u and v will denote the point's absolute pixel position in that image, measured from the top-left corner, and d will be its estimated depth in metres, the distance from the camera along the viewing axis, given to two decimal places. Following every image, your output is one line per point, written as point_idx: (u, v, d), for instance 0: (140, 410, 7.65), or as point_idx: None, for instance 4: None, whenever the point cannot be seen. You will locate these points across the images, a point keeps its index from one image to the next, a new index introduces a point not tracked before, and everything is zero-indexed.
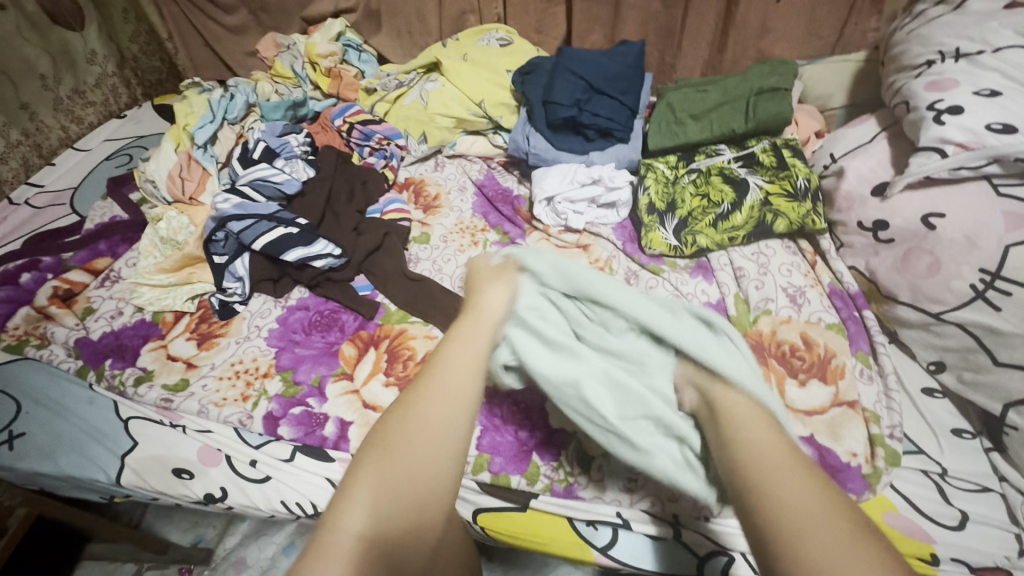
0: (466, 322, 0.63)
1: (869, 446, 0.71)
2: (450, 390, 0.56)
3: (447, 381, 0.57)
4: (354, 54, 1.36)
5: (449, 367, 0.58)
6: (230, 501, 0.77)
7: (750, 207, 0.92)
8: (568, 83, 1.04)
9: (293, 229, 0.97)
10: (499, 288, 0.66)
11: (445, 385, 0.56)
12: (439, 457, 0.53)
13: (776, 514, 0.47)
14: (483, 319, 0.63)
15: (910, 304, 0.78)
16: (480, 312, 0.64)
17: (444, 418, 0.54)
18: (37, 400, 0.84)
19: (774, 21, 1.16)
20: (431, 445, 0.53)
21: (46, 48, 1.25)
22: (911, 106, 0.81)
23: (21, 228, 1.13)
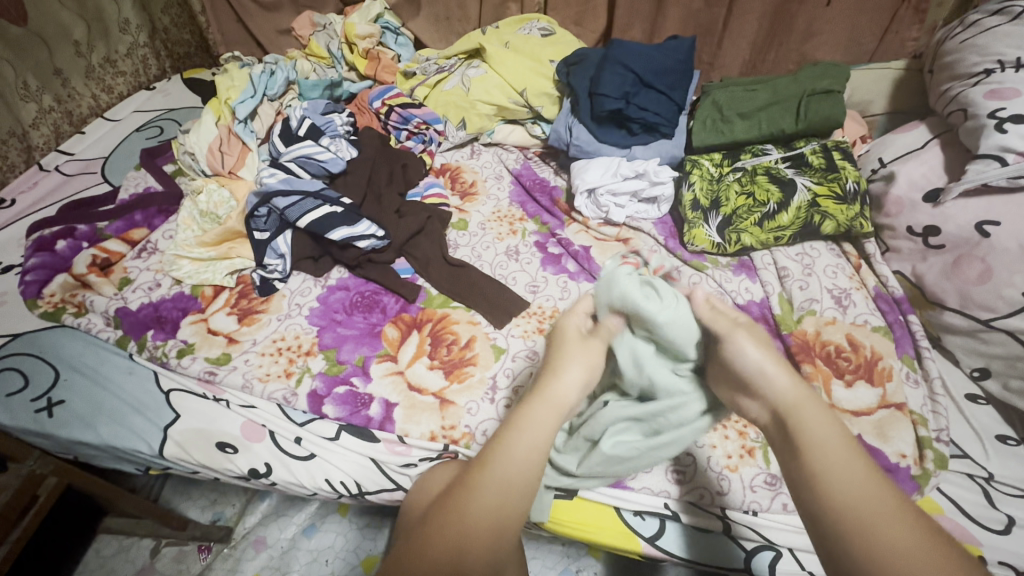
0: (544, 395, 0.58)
1: (917, 448, 0.72)
2: (524, 462, 0.52)
3: (525, 452, 0.53)
4: (391, 37, 1.33)
5: (533, 434, 0.54)
6: (273, 478, 0.76)
7: (797, 208, 0.92)
8: (618, 75, 1.03)
9: (337, 209, 0.97)
10: (574, 364, 0.60)
11: (518, 454, 0.53)
12: (493, 525, 0.50)
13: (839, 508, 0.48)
14: (562, 394, 0.58)
15: (958, 310, 0.79)
16: (550, 394, 0.57)
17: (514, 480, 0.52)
18: (76, 369, 0.83)
19: (819, 25, 1.14)
20: (499, 499, 0.51)
21: (82, 15, 1.23)
22: (969, 113, 0.82)
23: (52, 195, 1.11)
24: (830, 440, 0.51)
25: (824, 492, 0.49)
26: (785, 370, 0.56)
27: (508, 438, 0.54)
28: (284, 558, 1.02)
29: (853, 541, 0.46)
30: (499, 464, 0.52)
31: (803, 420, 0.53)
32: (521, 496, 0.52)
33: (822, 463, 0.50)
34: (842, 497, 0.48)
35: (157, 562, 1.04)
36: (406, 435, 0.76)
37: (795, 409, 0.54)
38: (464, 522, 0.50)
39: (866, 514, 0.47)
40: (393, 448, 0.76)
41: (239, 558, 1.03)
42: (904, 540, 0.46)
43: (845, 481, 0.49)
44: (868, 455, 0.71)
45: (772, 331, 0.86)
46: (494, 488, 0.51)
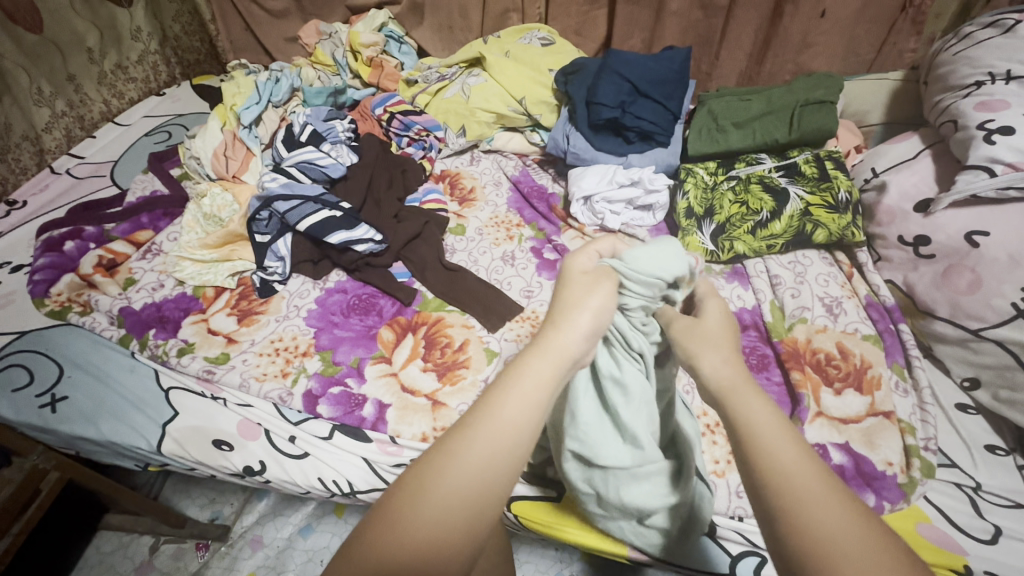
0: (530, 356, 0.46)
1: (904, 456, 0.72)
2: (520, 423, 0.42)
3: (518, 416, 0.42)
4: (395, 46, 1.37)
5: (524, 391, 0.44)
6: (268, 475, 0.78)
7: (790, 216, 0.93)
8: (614, 84, 1.05)
9: (336, 213, 0.99)
10: (588, 308, 0.49)
11: (516, 410, 0.42)
12: (491, 472, 0.40)
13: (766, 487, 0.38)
14: (568, 341, 0.48)
15: (948, 320, 0.79)
16: (550, 348, 0.47)
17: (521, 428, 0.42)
18: (80, 366, 0.85)
19: (816, 35, 1.15)
20: (487, 466, 0.40)
21: (95, 22, 1.26)
22: (959, 124, 0.83)
23: (62, 197, 1.14)
24: (772, 428, 0.40)
25: (756, 465, 0.39)
26: (727, 352, 0.48)
27: (498, 395, 0.43)
28: (280, 557, 1.04)
29: (776, 515, 0.36)
30: (481, 423, 0.42)
31: (734, 397, 0.44)
32: (515, 450, 0.41)
33: (758, 439, 0.40)
34: (780, 483, 0.37)
35: (155, 559, 1.06)
36: (398, 436, 0.77)
37: (728, 389, 0.45)
38: (419, 509, 0.38)
39: (803, 495, 0.36)
40: (385, 448, 0.77)
41: (236, 557, 1.04)
42: (836, 524, 0.34)
43: (780, 456, 0.38)
44: (854, 462, 0.72)
45: (763, 339, 0.87)
46: (485, 440, 0.41)
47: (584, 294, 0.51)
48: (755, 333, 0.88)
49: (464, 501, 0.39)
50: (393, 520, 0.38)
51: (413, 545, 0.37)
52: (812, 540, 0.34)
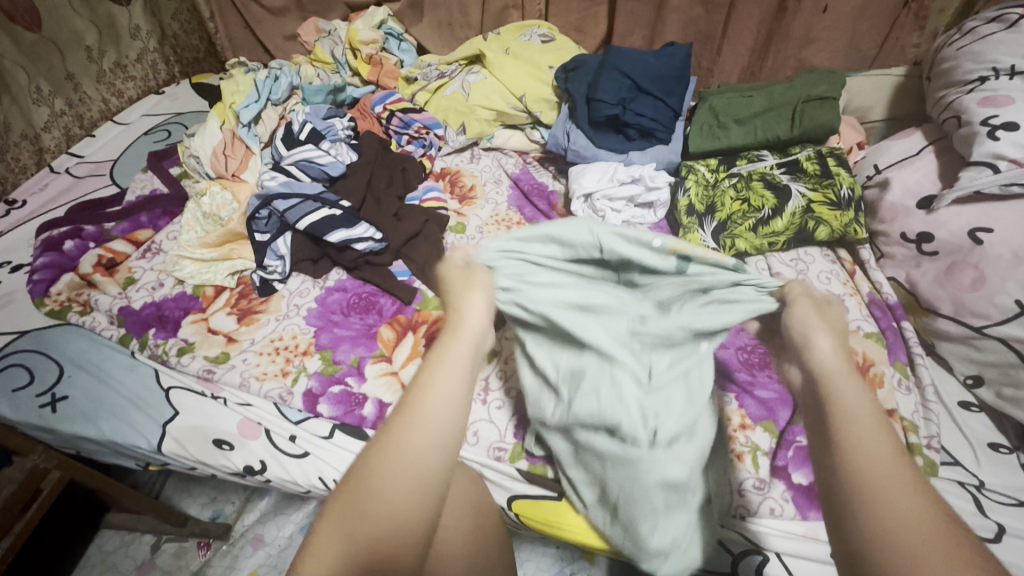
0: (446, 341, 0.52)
1: (907, 454, 0.72)
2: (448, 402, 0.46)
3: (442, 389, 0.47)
4: (394, 43, 1.36)
5: (445, 372, 0.48)
6: (268, 475, 0.78)
7: (792, 213, 0.92)
8: (614, 81, 1.05)
9: (336, 211, 0.99)
10: (479, 292, 0.57)
11: (442, 393, 0.47)
12: (433, 449, 0.44)
13: (848, 465, 0.42)
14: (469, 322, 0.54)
15: (951, 317, 0.79)
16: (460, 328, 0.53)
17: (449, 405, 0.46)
18: (80, 365, 0.85)
19: (818, 31, 1.14)
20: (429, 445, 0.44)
21: (94, 20, 1.25)
22: (963, 120, 0.82)
23: (62, 197, 1.14)
24: (867, 421, 0.44)
25: (845, 443, 0.43)
26: (835, 340, 0.52)
27: (421, 380, 0.48)
28: (281, 556, 1.03)
29: (848, 490, 0.41)
30: (416, 410, 0.46)
31: (836, 384, 0.48)
32: (449, 426, 0.46)
33: (849, 425, 0.44)
34: (865, 469, 0.41)
35: (157, 558, 1.06)
36: None
37: (830, 375, 0.49)
38: (372, 494, 0.41)
39: (882, 480, 0.40)
40: None
41: (237, 556, 1.05)
42: (905, 511, 0.38)
43: (870, 446, 0.43)
44: None
45: None
46: (420, 424, 0.45)
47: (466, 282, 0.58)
48: None
49: (411, 481, 0.42)
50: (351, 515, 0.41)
51: (377, 525, 0.41)
52: (876, 520, 0.39)
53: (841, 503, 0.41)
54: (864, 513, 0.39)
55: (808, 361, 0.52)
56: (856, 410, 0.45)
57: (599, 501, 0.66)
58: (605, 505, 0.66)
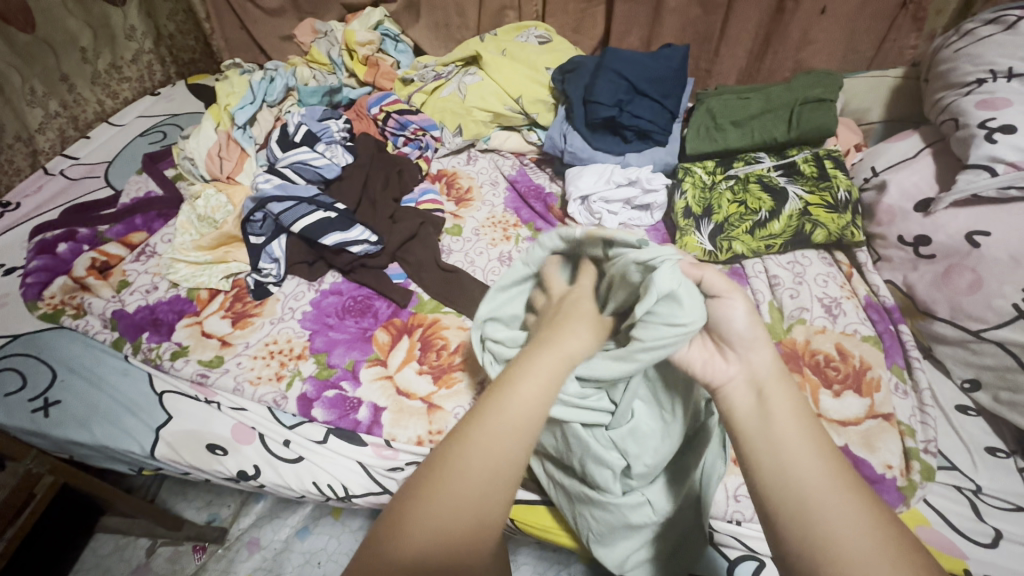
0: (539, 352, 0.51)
1: (903, 459, 0.72)
2: (528, 414, 0.46)
3: (522, 402, 0.47)
4: (391, 44, 1.36)
5: (527, 387, 0.47)
6: (262, 479, 0.78)
7: (789, 216, 0.92)
8: (611, 83, 1.04)
9: (331, 214, 0.98)
10: (586, 321, 0.55)
11: (523, 402, 0.47)
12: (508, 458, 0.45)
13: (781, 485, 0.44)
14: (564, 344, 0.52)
15: (948, 320, 0.78)
16: (556, 348, 0.51)
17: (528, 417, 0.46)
18: (73, 369, 0.85)
19: (816, 33, 1.14)
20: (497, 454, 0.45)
21: (89, 21, 1.25)
22: (960, 123, 0.82)
23: (56, 199, 1.13)
24: (799, 436, 0.46)
25: (777, 461, 0.45)
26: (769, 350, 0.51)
27: (506, 391, 0.47)
28: (277, 559, 1.03)
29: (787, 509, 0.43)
30: (496, 415, 0.46)
31: (769, 396, 0.49)
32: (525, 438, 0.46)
33: (786, 440, 0.46)
34: (800, 489, 0.43)
35: (152, 562, 1.06)
36: (393, 439, 0.77)
37: (764, 384, 0.49)
38: (447, 482, 0.44)
39: (817, 492, 0.43)
40: (381, 452, 0.77)
41: (233, 559, 1.04)
42: (842, 518, 0.41)
43: (800, 458, 0.45)
44: (853, 465, 0.71)
45: None
46: (496, 427, 0.45)
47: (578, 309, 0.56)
48: None
49: (480, 482, 0.44)
50: (416, 505, 0.43)
51: (441, 511, 0.43)
52: (815, 536, 0.41)
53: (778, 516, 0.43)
54: (801, 521, 0.42)
55: (734, 364, 0.51)
56: (788, 422, 0.47)
57: (574, 501, 0.67)
58: (584, 507, 0.65)
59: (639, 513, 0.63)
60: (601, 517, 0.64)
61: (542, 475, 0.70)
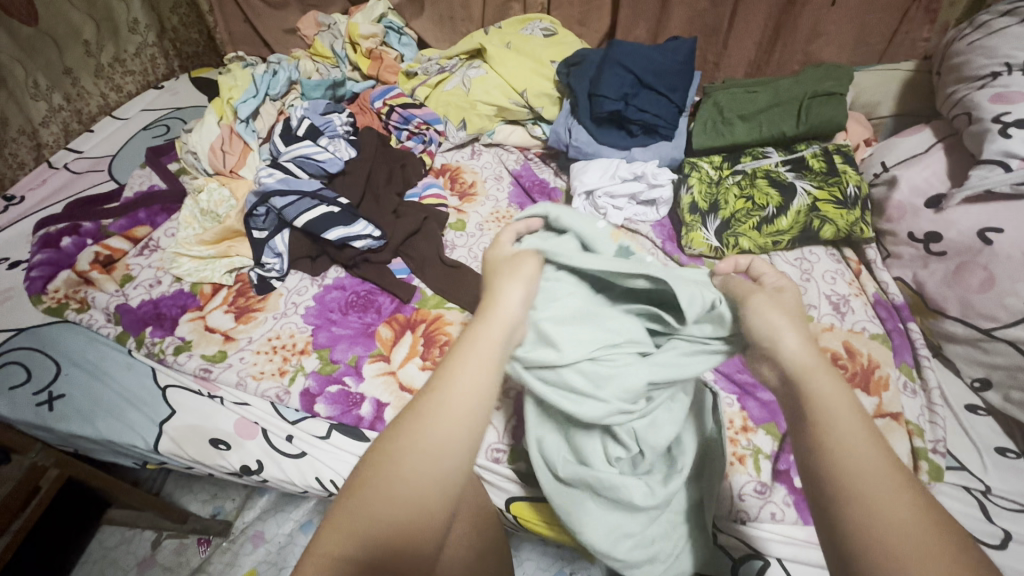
0: (476, 326, 0.48)
1: (911, 458, 0.71)
2: (474, 385, 0.43)
3: (466, 376, 0.43)
4: (394, 37, 1.35)
5: (479, 358, 0.45)
6: (265, 474, 0.78)
7: (797, 212, 0.91)
8: (617, 76, 1.03)
9: (334, 209, 0.98)
10: (519, 283, 0.53)
11: (469, 375, 0.44)
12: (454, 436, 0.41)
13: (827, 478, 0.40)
14: (505, 311, 0.50)
15: (959, 318, 0.77)
16: (492, 317, 0.49)
17: (476, 391, 0.43)
18: (77, 364, 0.85)
19: (826, 25, 1.12)
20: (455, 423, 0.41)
21: (92, 14, 1.24)
22: (974, 117, 0.80)
23: (60, 192, 1.13)
24: (845, 423, 0.41)
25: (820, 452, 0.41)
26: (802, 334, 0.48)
27: (446, 372, 0.44)
28: (281, 553, 1.03)
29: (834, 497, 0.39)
30: (438, 393, 0.42)
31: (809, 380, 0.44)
32: (472, 414, 0.42)
33: (828, 429, 0.41)
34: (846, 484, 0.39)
35: (157, 554, 1.06)
36: None
37: (805, 369, 0.45)
38: (390, 470, 0.39)
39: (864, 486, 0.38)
40: None
41: (237, 552, 1.04)
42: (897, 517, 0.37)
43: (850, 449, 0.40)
44: None
45: None
46: (440, 403, 0.42)
47: (515, 267, 0.55)
48: None
49: (427, 468, 0.39)
50: (351, 496, 0.39)
51: (387, 505, 0.38)
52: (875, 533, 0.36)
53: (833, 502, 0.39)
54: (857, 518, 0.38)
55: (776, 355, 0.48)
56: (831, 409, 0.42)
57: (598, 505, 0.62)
58: (609, 515, 0.61)
59: (646, 499, 0.59)
60: (604, 500, 0.61)
61: (541, 464, 0.64)
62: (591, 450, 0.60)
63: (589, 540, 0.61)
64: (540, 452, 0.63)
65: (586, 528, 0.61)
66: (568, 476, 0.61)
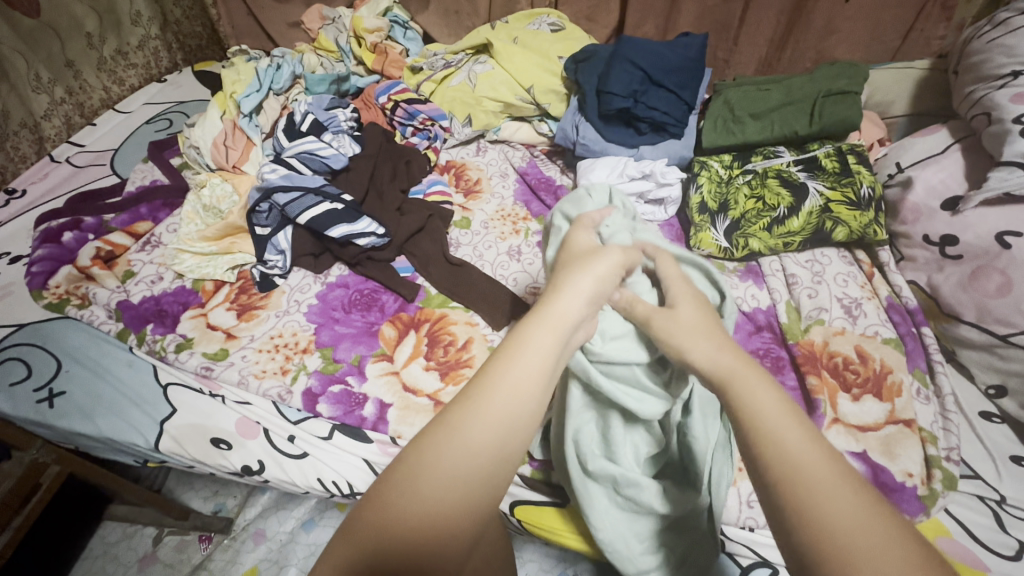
0: (532, 324, 0.48)
1: (925, 467, 0.69)
2: (525, 383, 0.43)
3: (519, 372, 0.44)
4: (400, 31, 1.33)
5: (529, 360, 0.45)
6: (267, 475, 0.77)
7: (809, 213, 0.89)
8: (626, 73, 1.01)
9: (338, 205, 0.96)
10: (578, 281, 0.53)
11: (519, 374, 0.44)
12: (503, 431, 0.41)
13: (776, 485, 0.38)
14: (562, 309, 0.50)
15: (974, 324, 0.76)
16: (549, 315, 0.49)
17: (525, 391, 0.43)
18: (78, 360, 0.84)
19: (840, 22, 1.09)
20: (498, 419, 0.41)
21: (94, 7, 1.23)
22: (993, 117, 0.78)
23: (61, 186, 1.12)
24: (779, 421, 0.41)
25: (760, 457, 0.40)
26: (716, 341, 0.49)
27: (498, 366, 0.44)
28: (282, 551, 1.02)
29: (782, 503, 0.38)
30: (489, 387, 0.43)
31: (735, 386, 0.44)
32: (523, 411, 0.42)
33: (764, 431, 0.41)
34: (796, 490, 0.37)
35: (158, 552, 1.05)
36: (399, 436, 0.76)
37: (727, 377, 0.45)
38: (437, 456, 0.40)
39: (805, 482, 0.37)
40: (386, 450, 0.76)
41: (238, 550, 1.04)
42: (844, 512, 0.36)
43: (789, 448, 0.39)
44: (872, 472, 0.69)
45: (778, 341, 0.84)
46: (491, 397, 0.42)
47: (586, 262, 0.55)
48: (769, 335, 0.84)
49: (475, 456, 0.40)
50: (397, 479, 0.39)
51: (432, 490, 0.38)
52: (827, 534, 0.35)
53: (776, 507, 0.38)
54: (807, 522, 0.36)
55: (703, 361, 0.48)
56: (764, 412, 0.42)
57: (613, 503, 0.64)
58: (618, 513, 0.63)
59: (664, 502, 0.62)
60: (622, 499, 0.63)
61: (572, 457, 0.64)
62: (620, 443, 0.64)
63: (604, 539, 0.62)
64: (573, 440, 0.65)
65: (603, 526, 0.62)
66: (595, 471, 0.63)
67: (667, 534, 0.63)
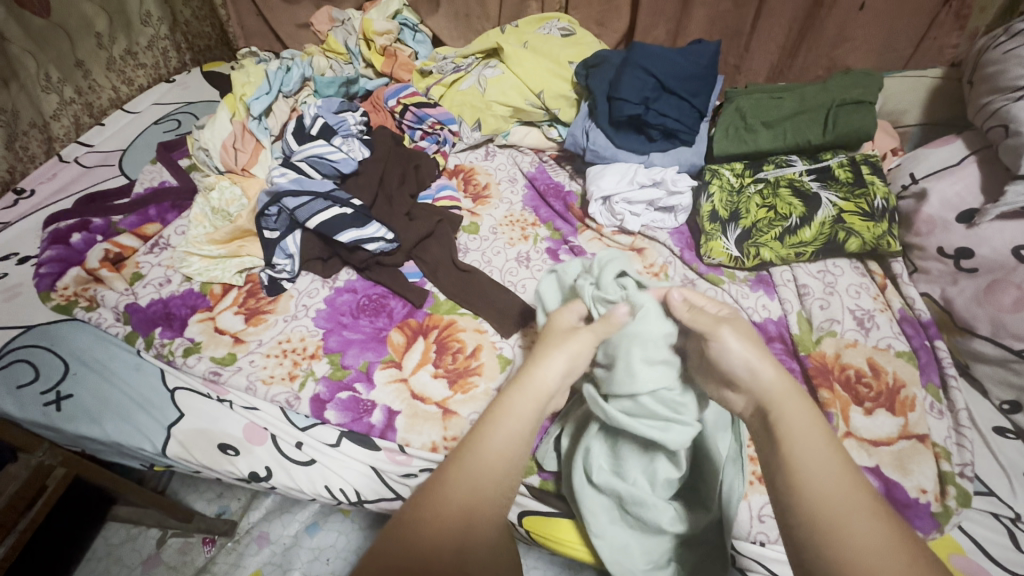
0: (512, 394, 0.54)
1: (939, 483, 0.69)
2: (505, 451, 0.50)
3: (500, 441, 0.51)
4: (409, 34, 1.32)
5: (511, 428, 0.51)
6: (274, 481, 0.77)
7: (821, 223, 0.88)
8: (637, 79, 1.00)
9: (347, 210, 0.95)
10: (557, 353, 0.57)
11: (500, 442, 0.50)
12: (486, 493, 0.48)
13: (810, 506, 0.45)
14: (541, 381, 0.55)
15: (989, 338, 0.75)
16: (528, 384, 0.55)
17: (506, 457, 0.50)
18: (85, 363, 0.84)
19: (852, 30, 1.09)
20: (480, 486, 0.48)
21: (104, 7, 1.23)
22: (1011, 130, 0.77)
23: (70, 186, 1.12)
24: (815, 447, 0.48)
25: (793, 482, 0.47)
26: (773, 363, 0.54)
27: (484, 434, 0.51)
28: (286, 555, 1.02)
29: (813, 524, 0.44)
30: (475, 451, 0.50)
31: (782, 411, 0.51)
32: (502, 476, 0.50)
33: (802, 460, 0.47)
34: (825, 516, 0.44)
35: (162, 553, 1.05)
36: (407, 444, 0.75)
37: (775, 400, 0.52)
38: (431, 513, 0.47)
39: (838, 507, 0.44)
40: (394, 457, 0.75)
41: (242, 553, 1.04)
42: (865, 535, 0.43)
43: (822, 476, 0.46)
44: (885, 487, 0.68)
45: (789, 352, 0.83)
46: (477, 462, 0.49)
47: (565, 337, 0.59)
48: (780, 346, 0.83)
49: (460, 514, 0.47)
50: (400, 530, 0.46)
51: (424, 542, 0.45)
52: (853, 554, 0.42)
53: (804, 525, 0.45)
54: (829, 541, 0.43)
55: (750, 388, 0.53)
56: (804, 442, 0.48)
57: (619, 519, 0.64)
58: (620, 526, 0.63)
59: (673, 520, 0.61)
60: (630, 515, 0.63)
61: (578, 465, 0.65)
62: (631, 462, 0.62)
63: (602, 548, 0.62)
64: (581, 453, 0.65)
65: (605, 535, 0.63)
66: (601, 484, 0.63)
67: (678, 551, 0.63)
